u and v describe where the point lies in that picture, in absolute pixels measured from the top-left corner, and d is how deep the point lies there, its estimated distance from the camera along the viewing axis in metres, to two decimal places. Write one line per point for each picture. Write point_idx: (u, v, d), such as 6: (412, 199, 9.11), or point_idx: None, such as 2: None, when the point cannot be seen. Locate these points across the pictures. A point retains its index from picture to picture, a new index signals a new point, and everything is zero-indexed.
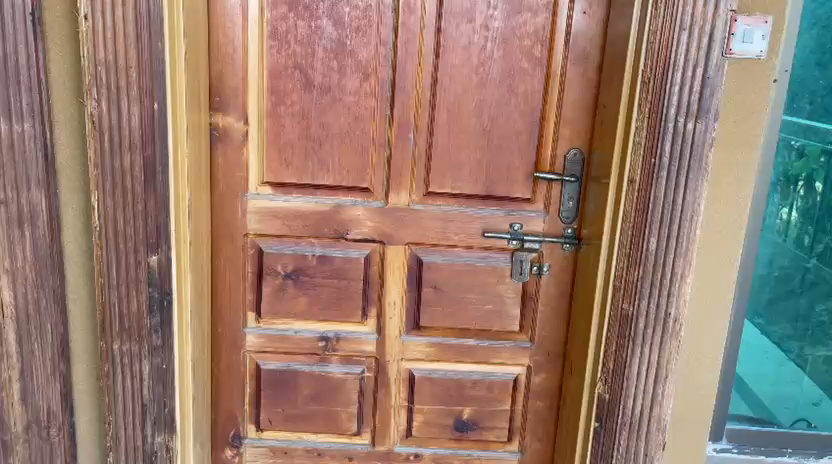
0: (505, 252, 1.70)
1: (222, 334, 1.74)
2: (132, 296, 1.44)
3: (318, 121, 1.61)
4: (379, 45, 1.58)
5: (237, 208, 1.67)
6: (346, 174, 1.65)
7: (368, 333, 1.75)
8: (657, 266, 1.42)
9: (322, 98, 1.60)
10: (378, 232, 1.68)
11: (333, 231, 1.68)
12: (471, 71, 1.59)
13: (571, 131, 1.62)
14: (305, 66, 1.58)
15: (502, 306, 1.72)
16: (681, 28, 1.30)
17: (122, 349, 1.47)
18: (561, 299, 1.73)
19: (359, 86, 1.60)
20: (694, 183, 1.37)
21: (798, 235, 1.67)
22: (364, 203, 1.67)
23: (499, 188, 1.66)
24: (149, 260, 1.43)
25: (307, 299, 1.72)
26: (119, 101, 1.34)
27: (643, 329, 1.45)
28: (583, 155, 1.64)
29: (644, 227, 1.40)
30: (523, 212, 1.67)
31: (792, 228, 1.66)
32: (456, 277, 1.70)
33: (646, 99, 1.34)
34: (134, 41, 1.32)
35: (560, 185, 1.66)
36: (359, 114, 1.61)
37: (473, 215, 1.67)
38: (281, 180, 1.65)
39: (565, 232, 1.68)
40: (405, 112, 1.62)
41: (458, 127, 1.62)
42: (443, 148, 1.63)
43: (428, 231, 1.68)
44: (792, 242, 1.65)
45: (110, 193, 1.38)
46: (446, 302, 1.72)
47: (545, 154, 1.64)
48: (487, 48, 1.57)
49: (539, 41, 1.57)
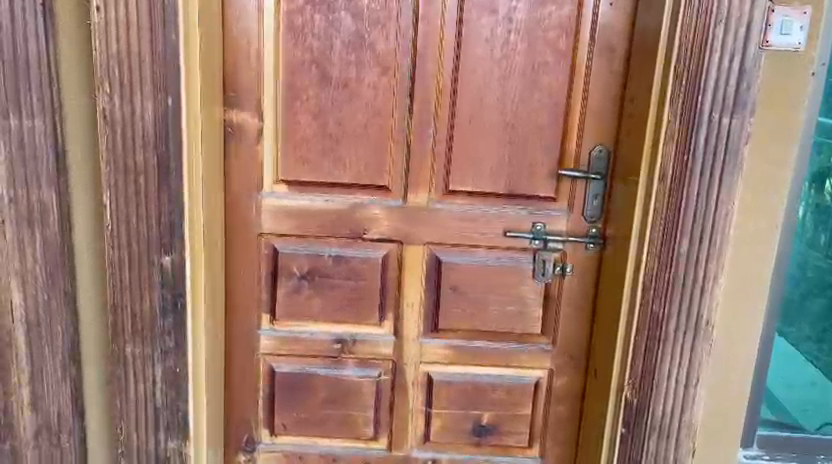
0: (527, 253, 1.64)
1: (235, 337, 1.70)
2: (146, 297, 1.40)
3: (336, 117, 1.57)
4: (398, 38, 1.53)
5: (252, 207, 1.62)
6: (363, 171, 1.60)
7: (384, 335, 1.70)
8: (689, 267, 1.37)
9: (339, 93, 1.55)
10: (396, 232, 1.63)
11: (349, 231, 1.63)
12: (493, 65, 1.54)
13: (597, 127, 1.57)
14: (322, 60, 1.54)
15: (523, 308, 1.67)
16: (718, 19, 1.25)
17: (134, 353, 1.43)
18: (581, 300, 1.67)
19: (377, 80, 1.55)
20: (729, 180, 1.32)
21: (812, 236, 1.54)
22: (381, 202, 1.62)
23: (522, 185, 1.60)
24: (162, 261, 1.38)
25: (324, 300, 1.67)
26: (131, 96, 1.30)
27: (674, 332, 1.41)
28: (608, 152, 1.58)
29: (676, 226, 1.35)
30: (546, 211, 1.62)
31: (807, 228, 1.53)
32: (477, 277, 1.65)
33: (679, 94, 1.29)
34: (147, 33, 1.27)
35: (585, 183, 1.60)
36: (378, 110, 1.57)
37: (494, 214, 1.62)
38: (297, 178, 1.60)
39: (589, 231, 1.63)
40: (425, 108, 1.57)
41: (479, 122, 1.57)
42: (463, 144, 1.58)
43: (447, 230, 1.63)
44: (806, 244, 1.53)
45: (122, 191, 1.34)
46: (466, 304, 1.67)
47: (569, 150, 1.59)
48: (510, 40, 1.52)
49: (564, 33, 1.52)
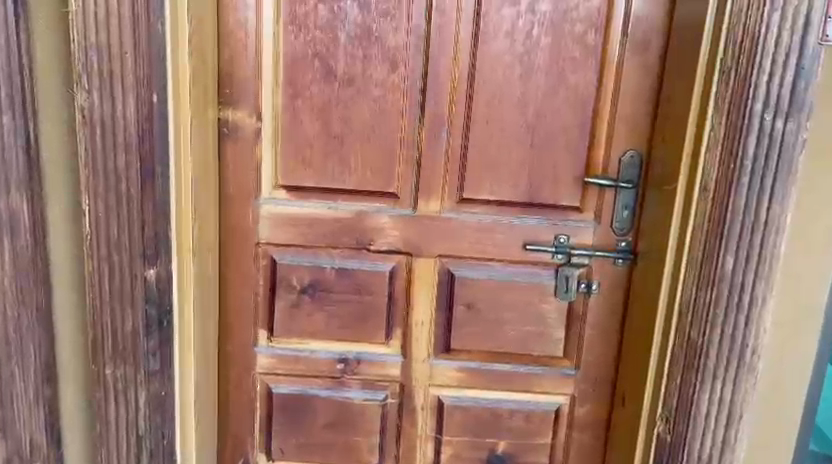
0: (549, 268, 1.49)
1: (229, 354, 1.56)
2: (127, 315, 1.27)
3: (340, 117, 1.43)
4: (410, 31, 1.39)
5: (249, 214, 1.49)
6: (370, 176, 1.46)
7: (392, 355, 1.56)
8: (733, 289, 1.20)
9: (344, 90, 1.42)
10: (405, 243, 1.49)
11: (354, 242, 1.50)
12: (513, 61, 1.39)
13: (628, 130, 1.42)
14: (326, 55, 1.40)
15: (543, 328, 1.52)
16: (772, 8, 1.09)
17: (115, 375, 1.30)
18: (608, 321, 1.52)
19: (386, 77, 1.41)
20: (781, 192, 1.16)
21: None
22: (390, 210, 1.48)
23: (544, 193, 1.46)
24: (146, 274, 1.26)
25: (326, 316, 1.54)
26: (112, 91, 1.17)
27: (715, 364, 1.24)
28: (640, 158, 1.43)
29: (720, 243, 1.19)
30: (570, 222, 1.47)
31: None
32: (493, 294, 1.50)
33: (725, 95, 1.15)
34: (129, 22, 1.15)
35: (614, 192, 1.45)
36: (387, 110, 1.43)
37: (513, 225, 1.47)
38: (297, 183, 1.47)
39: (619, 244, 1.48)
40: (438, 107, 1.43)
41: (497, 123, 1.42)
42: (480, 147, 1.44)
43: (461, 242, 1.49)
44: None
45: (103, 197, 1.21)
46: (481, 323, 1.52)
47: (597, 156, 1.44)
48: (532, 34, 1.38)
49: (594, 26, 1.37)
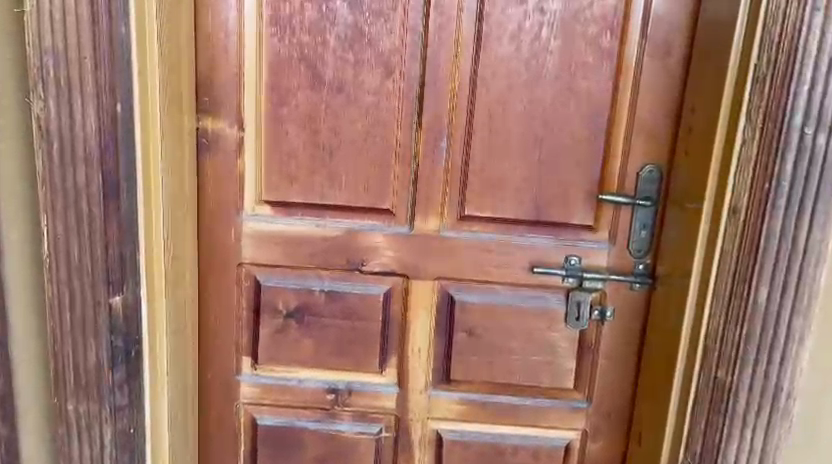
0: (558, 292, 1.36)
1: (211, 382, 1.44)
2: (90, 345, 1.15)
3: (330, 127, 1.31)
4: (406, 33, 1.26)
5: (231, 232, 1.37)
6: (362, 191, 1.34)
7: (386, 386, 1.43)
8: (767, 325, 1.06)
9: (334, 98, 1.29)
10: (401, 264, 1.37)
11: (345, 262, 1.37)
12: (520, 66, 1.26)
13: (647, 142, 1.28)
14: (313, 59, 1.28)
15: (552, 357, 1.39)
16: (814, 7, 0.95)
17: (78, 411, 1.18)
18: (623, 351, 1.38)
19: (379, 83, 1.28)
20: (823, 217, 1.02)
21: None
22: (384, 228, 1.35)
23: (553, 211, 1.32)
24: (111, 301, 1.14)
25: (315, 342, 1.41)
26: (70, 99, 1.05)
27: (745, 407, 1.10)
28: (660, 172, 1.29)
29: (752, 273, 1.05)
30: (582, 242, 1.34)
31: None
32: (497, 321, 1.37)
33: (759, 104, 1.01)
34: (88, 23, 1.03)
35: (630, 210, 1.31)
36: (380, 119, 1.30)
37: (518, 246, 1.34)
38: (283, 199, 1.35)
39: (636, 267, 1.34)
40: (437, 117, 1.30)
41: (501, 134, 1.29)
42: (483, 160, 1.31)
43: (462, 264, 1.36)
44: None
45: (62, 217, 1.10)
46: (484, 351, 1.39)
47: (612, 170, 1.31)
48: (541, 36, 1.24)
49: (609, 26, 1.24)
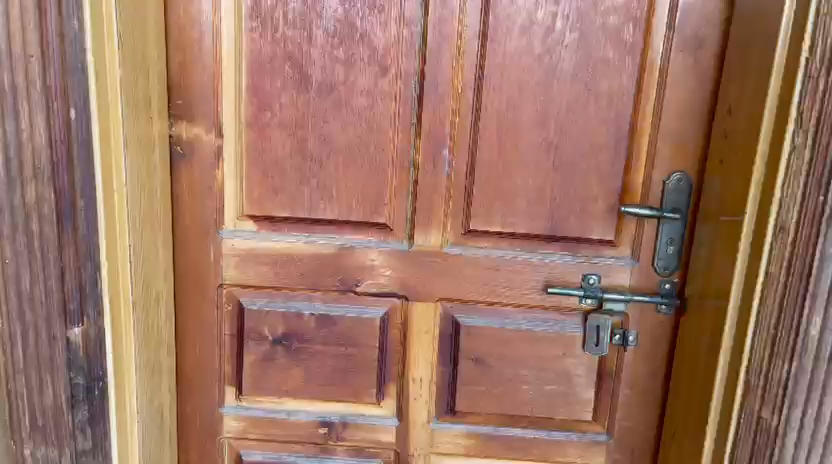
0: (575, 315, 1.22)
1: (192, 414, 1.31)
2: (47, 384, 1.02)
3: (318, 133, 1.17)
4: (402, 27, 1.12)
5: (210, 251, 1.23)
6: (355, 204, 1.20)
7: (385, 418, 1.29)
8: (820, 361, 0.90)
9: (323, 100, 1.15)
10: (400, 285, 1.23)
11: (338, 283, 1.23)
12: (531, 62, 1.12)
13: (675, 147, 1.14)
14: (299, 57, 1.14)
15: (569, 387, 1.25)
16: None
17: (37, 456, 1.05)
18: (648, 379, 1.24)
19: (373, 83, 1.14)
20: None
21: None
22: (380, 244, 1.21)
23: (570, 225, 1.18)
24: (69, 335, 1.00)
25: (305, 371, 1.27)
26: (14, 106, 0.91)
27: (793, 455, 0.94)
28: (690, 181, 1.15)
29: (803, 300, 0.89)
30: (602, 259, 1.20)
31: None
32: (507, 346, 1.24)
33: (812, 104, 0.86)
34: (33, 18, 0.89)
35: (656, 223, 1.17)
36: (375, 123, 1.16)
37: (530, 264, 1.20)
38: (267, 213, 1.21)
39: (662, 287, 1.19)
40: (438, 121, 1.16)
41: (510, 139, 1.15)
42: (490, 169, 1.17)
43: (468, 284, 1.22)
44: None
45: (9, 241, 0.96)
46: (493, 380, 1.25)
47: (636, 179, 1.16)
48: (555, 29, 1.10)
49: (632, 17, 1.09)
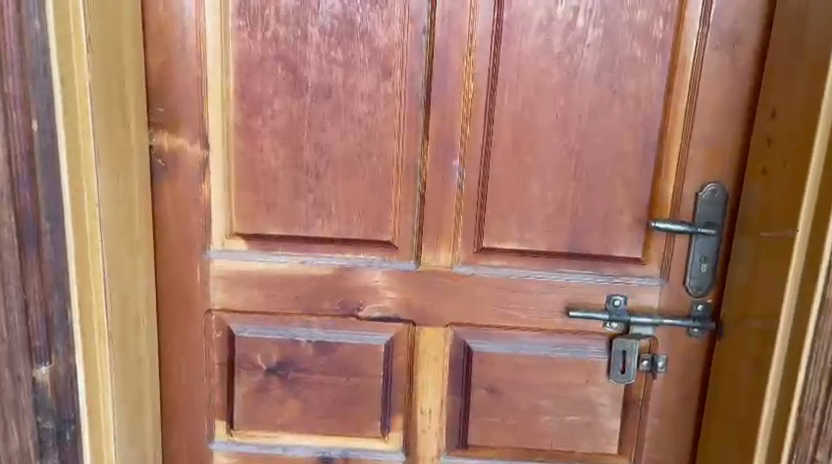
0: (598, 339, 1.11)
1: (178, 450, 1.20)
2: (11, 430, 0.90)
3: (315, 142, 1.06)
4: (407, 24, 1.01)
5: (195, 272, 1.12)
6: (355, 221, 1.09)
7: (390, 452, 1.18)
8: None
9: (319, 106, 1.04)
10: (406, 308, 1.12)
11: (337, 306, 1.12)
12: (550, 62, 1.01)
13: (710, 155, 1.03)
14: (292, 58, 1.03)
15: (592, 417, 1.14)
16: None
17: None
18: (679, 409, 1.13)
19: (375, 86, 1.03)
20: None
21: None
22: (384, 263, 1.10)
23: (592, 241, 1.07)
24: (35, 373, 0.89)
25: (302, 402, 1.16)
26: None
27: None
28: (725, 192, 1.04)
29: None
30: (628, 278, 1.09)
31: None
32: (524, 374, 1.13)
33: None
34: None
35: (688, 239, 1.06)
36: (377, 131, 1.05)
37: (549, 284, 1.09)
38: (259, 231, 1.10)
39: (694, 308, 1.08)
40: (447, 128, 1.05)
41: (527, 147, 1.04)
42: (505, 181, 1.06)
43: (481, 307, 1.11)
44: None
45: None
46: (509, 410, 1.14)
47: (666, 190, 1.05)
48: (577, 25, 1.00)
49: (662, 11, 0.98)
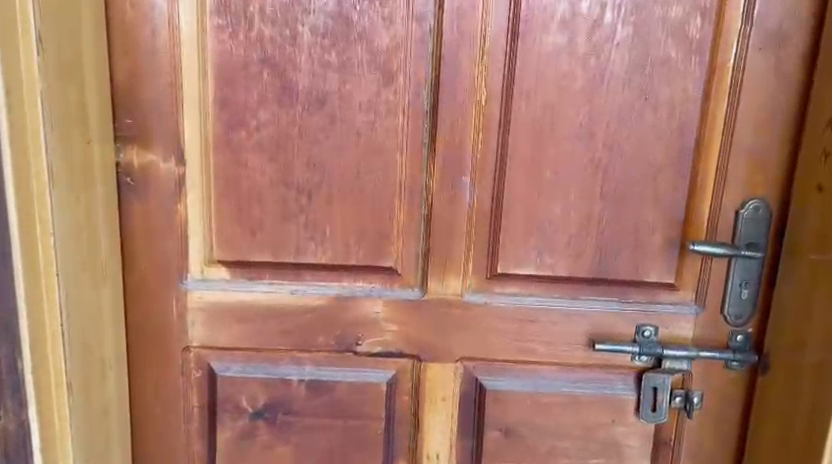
0: (626, 374, 1.00)
1: None
2: None
3: (306, 157, 0.93)
4: (411, 22, 0.89)
5: (170, 305, 0.98)
6: (353, 245, 0.96)
7: None
8: None
9: (311, 115, 0.91)
10: (410, 342, 0.99)
11: (333, 341, 0.99)
12: (573, 64, 0.89)
13: (752, 168, 0.92)
14: (280, 61, 0.90)
15: (619, 460, 1.02)
16: None
17: None
18: (716, 449, 1.01)
19: (375, 93, 0.91)
20: None
21: None
22: (385, 293, 0.98)
23: (619, 265, 0.96)
24: None
25: (294, 449, 1.03)
26: None
27: None
28: (769, 209, 0.93)
29: None
30: (659, 306, 0.97)
31: None
32: (543, 414, 1.01)
33: None
34: None
35: (727, 262, 0.95)
36: (377, 144, 0.92)
37: (571, 313, 0.97)
38: (244, 258, 0.97)
39: (732, 339, 0.97)
40: (457, 140, 0.92)
41: (548, 161, 0.92)
42: (522, 199, 0.94)
43: (495, 340, 0.98)
44: None
45: None
46: (526, 454, 1.02)
47: (702, 208, 0.94)
48: (604, 23, 0.88)
49: (700, 7, 0.87)
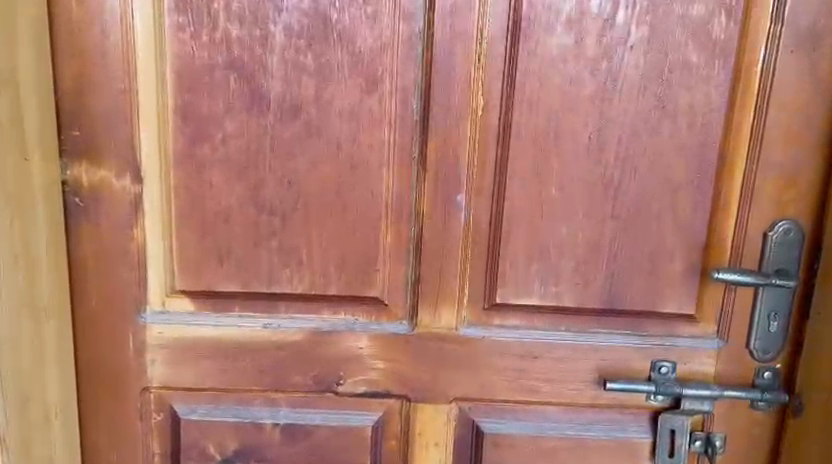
0: (640, 415, 0.89)
1: None
2: None
3: (280, 173, 0.82)
4: (397, 21, 0.78)
5: (127, 341, 0.87)
6: (333, 272, 0.85)
7: None
8: None
9: (285, 126, 0.81)
10: (399, 381, 0.88)
11: (311, 380, 0.88)
12: (582, 69, 0.79)
13: (782, 185, 0.82)
14: (249, 65, 0.79)
15: None
16: None
17: None
18: None
19: (357, 101, 0.80)
20: None
21: None
22: (370, 325, 0.87)
23: (633, 294, 0.85)
24: None
25: None
26: None
27: None
28: (801, 232, 0.83)
29: None
30: (677, 339, 0.87)
31: None
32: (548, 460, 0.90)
33: None
34: None
35: (753, 290, 0.85)
36: (360, 159, 0.82)
37: (579, 348, 0.87)
38: (210, 287, 0.86)
39: (759, 376, 0.87)
40: (450, 154, 0.82)
41: (553, 178, 0.82)
42: (524, 221, 0.83)
43: (493, 378, 0.88)
44: None
45: None
46: None
47: (725, 229, 0.84)
48: (616, 22, 0.78)
49: (724, 4, 0.77)
